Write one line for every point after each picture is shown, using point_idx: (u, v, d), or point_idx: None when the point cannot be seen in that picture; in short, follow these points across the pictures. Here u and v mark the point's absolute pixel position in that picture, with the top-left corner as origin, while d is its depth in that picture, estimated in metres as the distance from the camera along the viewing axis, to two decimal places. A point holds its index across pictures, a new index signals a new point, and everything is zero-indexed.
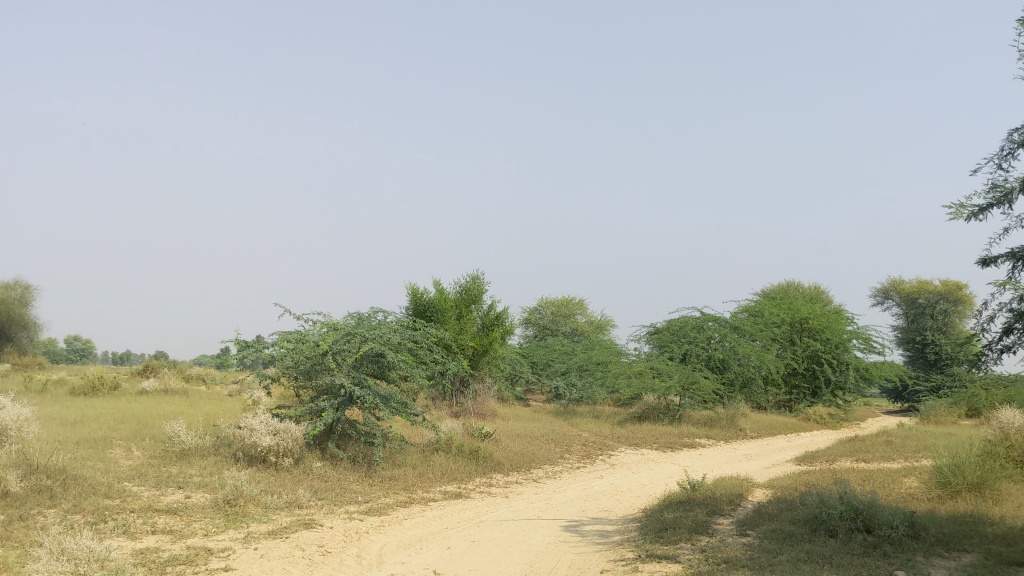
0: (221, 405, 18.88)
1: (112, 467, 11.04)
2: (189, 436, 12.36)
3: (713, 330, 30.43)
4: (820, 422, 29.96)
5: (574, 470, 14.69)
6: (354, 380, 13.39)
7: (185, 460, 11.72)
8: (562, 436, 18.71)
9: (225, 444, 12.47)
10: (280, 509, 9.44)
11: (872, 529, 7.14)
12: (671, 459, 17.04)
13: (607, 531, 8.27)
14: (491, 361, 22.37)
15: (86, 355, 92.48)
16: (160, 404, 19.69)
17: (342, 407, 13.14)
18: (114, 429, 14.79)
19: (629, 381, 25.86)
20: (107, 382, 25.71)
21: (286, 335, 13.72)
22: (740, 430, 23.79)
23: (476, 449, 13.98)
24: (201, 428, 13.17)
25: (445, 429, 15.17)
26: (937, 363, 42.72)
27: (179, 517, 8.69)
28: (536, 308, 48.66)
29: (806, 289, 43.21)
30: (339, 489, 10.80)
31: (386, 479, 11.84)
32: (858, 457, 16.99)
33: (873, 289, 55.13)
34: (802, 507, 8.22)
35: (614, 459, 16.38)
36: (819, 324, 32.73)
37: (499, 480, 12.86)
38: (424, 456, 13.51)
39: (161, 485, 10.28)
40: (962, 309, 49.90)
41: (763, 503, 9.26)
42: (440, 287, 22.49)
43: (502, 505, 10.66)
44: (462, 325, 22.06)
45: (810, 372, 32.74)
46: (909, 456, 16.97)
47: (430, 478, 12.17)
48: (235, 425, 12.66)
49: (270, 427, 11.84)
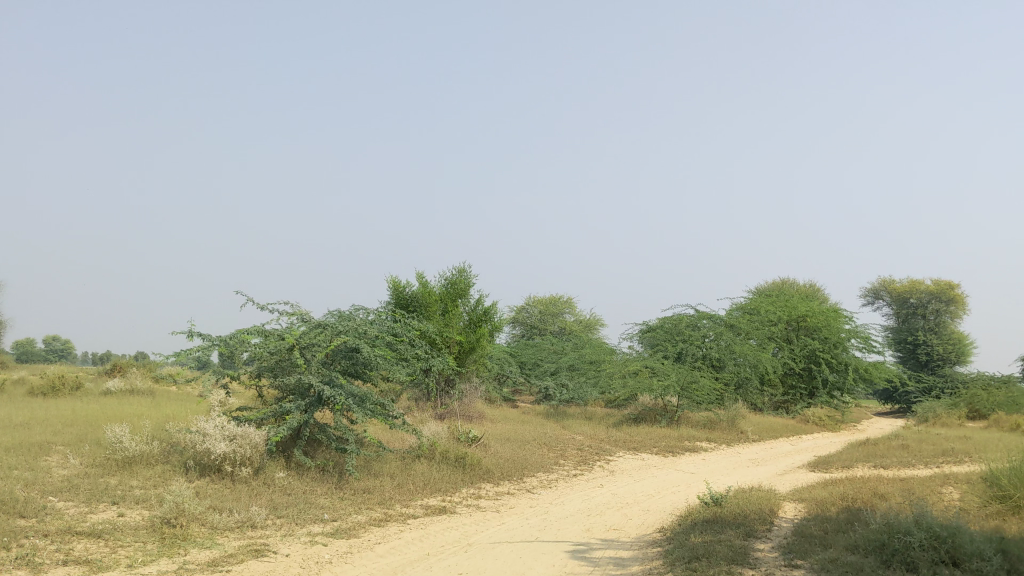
0: (187, 406, 17.38)
1: (39, 478, 9.50)
2: (134, 442, 10.80)
3: (708, 328, 29.02)
4: (819, 424, 28.68)
5: (571, 478, 13.23)
6: (324, 379, 11.82)
7: (128, 469, 10.20)
8: (554, 440, 17.28)
9: (175, 451, 10.94)
10: (231, 531, 7.94)
11: (959, 562, 5.73)
12: (674, 464, 15.62)
13: (622, 560, 6.81)
14: (479, 359, 21.04)
15: (65, 355, 90.20)
16: (118, 405, 18.20)
17: (311, 409, 11.61)
18: (57, 434, 13.24)
19: (624, 381, 24.37)
20: (68, 381, 24.08)
21: (246, 329, 12.10)
22: (741, 433, 22.45)
23: (463, 456, 12.51)
24: (148, 432, 11.62)
25: (428, 433, 13.68)
26: (929, 364, 41.72)
27: (105, 541, 7.19)
28: (524, 307, 47.28)
29: (800, 287, 41.92)
30: (303, 505, 9.29)
31: (360, 491, 10.35)
32: (877, 463, 15.64)
33: (863, 288, 53.86)
34: (860, 530, 6.81)
35: (613, 466, 14.93)
36: (817, 323, 31.43)
37: (488, 491, 11.39)
38: (404, 464, 12.00)
39: (93, 499, 8.75)
40: (954, 310, 48.65)
41: (802, 523, 7.84)
42: (423, 280, 20.96)
43: (492, 523, 9.19)
44: (448, 320, 20.54)
45: (807, 372, 31.38)
46: (931, 462, 15.64)
47: (410, 490, 10.68)
48: (187, 429, 11.12)
49: (226, 432, 10.37)
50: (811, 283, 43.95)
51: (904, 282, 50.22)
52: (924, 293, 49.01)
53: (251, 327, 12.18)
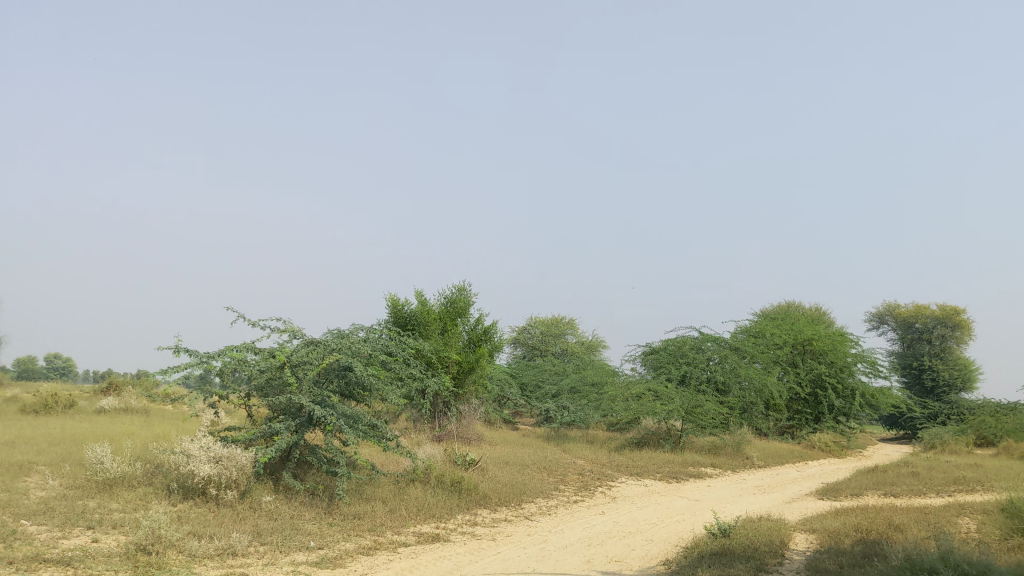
0: (178, 425, 16.91)
1: (14, 500, 9.07)
2: (116, 463, 10.36)
3: (712, 351, 28.52)
4: (824, 449, 28.18)
5: (571, 505, 12.77)
6: (315, 399, 11.40)
7: (109, 491, 9.77)
8: (555, 464, 16.82)
9: (160, 473, 10.50)
10: (210, 558, 7.50)
11: None
12: (678, 491, 15.15)
13: None
14: (479, 380, 20.58)
15: (66, 374, 89.77)
16: (108, 423, 17.75)
17: (301, 429, 11.17)
18: (40, 453, 12.79)
19: (627, 405, 23.89)
20: (61, 399, 23.61)
21: (236, 346, 11.68)
22: (746, 459, 21.98)
23: (459, 480, 12.07)
24: (131, 453, 11.17)
25: (423, 456, 13.24)
26: (934, 390, 41.18)
27: (74, 569, 6.77)
28: (525, 328, 46.86)
29: (806, 310, 41.41)
30: (289, 531, 8.85)
31: (350, 517, 9.90)
32: (887, 491, 15.16)
33: (868, 312, 53.36)
34: (879, 566, 6.39)
35: (614, 492, 14.46)
36: (823, 346, 30.95)
37: (484, 518, 10.94)
38: (398, 489, 11.56)
39: (68, 523, 8.31)
40: (960, 336, 48.07)
41: (816, 556, 7.41)
42: (422, 298, 20.57)
43: (487, 553, 8.75)
44: (447, 339, 20.13)
45: (812, 397, 30.88)
46: (943, 491, 15.16)
47: (403, 516, 10.24)
48: (171, 450, 10.69)
49: (211, 453, 9.94)
50: (817, 307, 43.43)
51: (910, 306, 49.67)
52: (930, 318, 48.45)
53: (240, 344, 11.76)
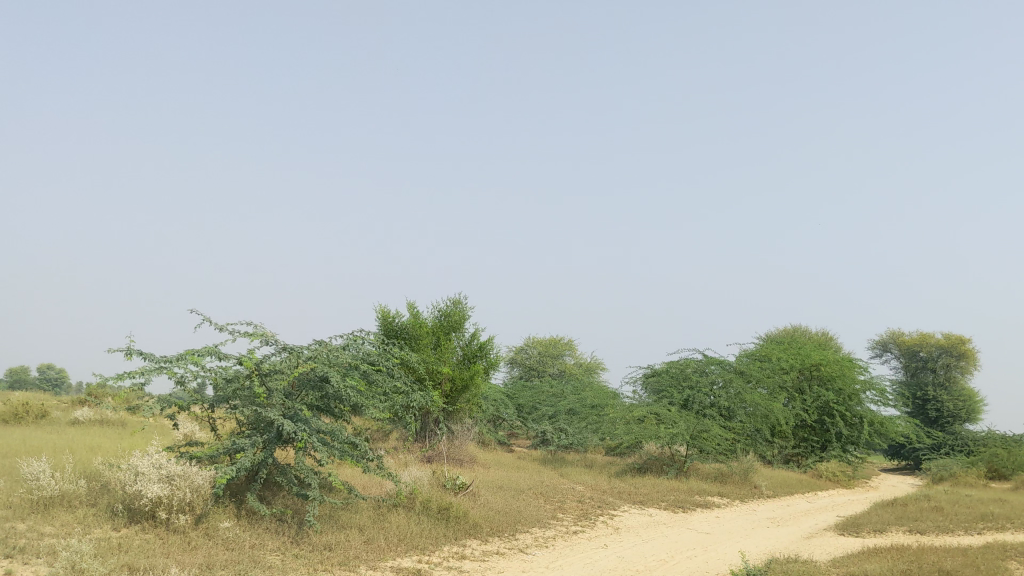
0: (144, 441, 15.63)
1: None
2: (53, 479, 9.13)
3: (716, 374, 27.10)
4: (832, 479, 26.90)
5: (570, 536, 11.54)
6: (287, 413, 10.16)
7: (44, 512, 8.53)
8: (551, 489, 15.56)
9: (105, 492, 9.28)
10: None
11: None
12: (686, 522, 13.91)
13: None
14: (472, 399, 19.37)
15: (59, 386, 88.67)
16: (72, 435, 16.50)
17: (270, 446, 9.96)
18: None
19: (628, 428, 22.65)
20: (34, 410, 22.31)
21: (198, 351, 10.51)
22: (755, 488, 20.78)
23: (446, 507, 10.85)
24: (75, 470, 9.95)
25: (407, 479, 12.02)
26: (938, 421, 39.98)
27: None
28: (524, 347, 45.70)
29: (813, 335, 40.25)
30: (247, 564, 7.62)
31: (320, 548, 8.67)
32: (912, 527, 13.91)
33: (871, 340, 52.20)
34: None
35: (617, 522, 13.24)
36: (831, 372, 29.64)
37: (474, 550, 9.72)
38: (378, 515, 10.34)
39: None
40: (964, 366, 46.83)
41: None
42: (414, 311, 19.41)
43: None
44: (439, 354, 18.95)
45: (819, 425, 29.66)
46: (972, 529, 13.94)
47: (382, 548, 9.01)
48: (121, 466, 9.49)
49: (163, 471, 8.72)
50: (823, 331, 42.07)
51: (914, 334, 48.37)
52: (934, 346, 47.19)
53: (203, 349, 10.59)
